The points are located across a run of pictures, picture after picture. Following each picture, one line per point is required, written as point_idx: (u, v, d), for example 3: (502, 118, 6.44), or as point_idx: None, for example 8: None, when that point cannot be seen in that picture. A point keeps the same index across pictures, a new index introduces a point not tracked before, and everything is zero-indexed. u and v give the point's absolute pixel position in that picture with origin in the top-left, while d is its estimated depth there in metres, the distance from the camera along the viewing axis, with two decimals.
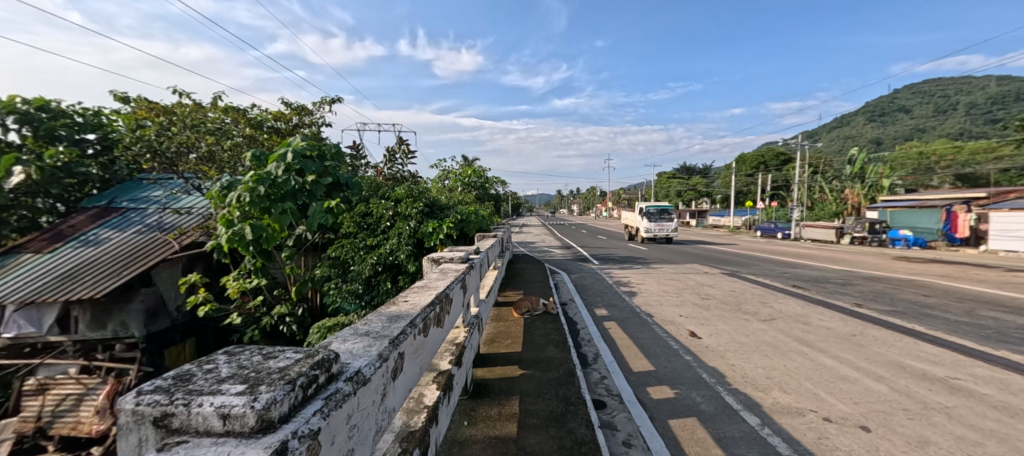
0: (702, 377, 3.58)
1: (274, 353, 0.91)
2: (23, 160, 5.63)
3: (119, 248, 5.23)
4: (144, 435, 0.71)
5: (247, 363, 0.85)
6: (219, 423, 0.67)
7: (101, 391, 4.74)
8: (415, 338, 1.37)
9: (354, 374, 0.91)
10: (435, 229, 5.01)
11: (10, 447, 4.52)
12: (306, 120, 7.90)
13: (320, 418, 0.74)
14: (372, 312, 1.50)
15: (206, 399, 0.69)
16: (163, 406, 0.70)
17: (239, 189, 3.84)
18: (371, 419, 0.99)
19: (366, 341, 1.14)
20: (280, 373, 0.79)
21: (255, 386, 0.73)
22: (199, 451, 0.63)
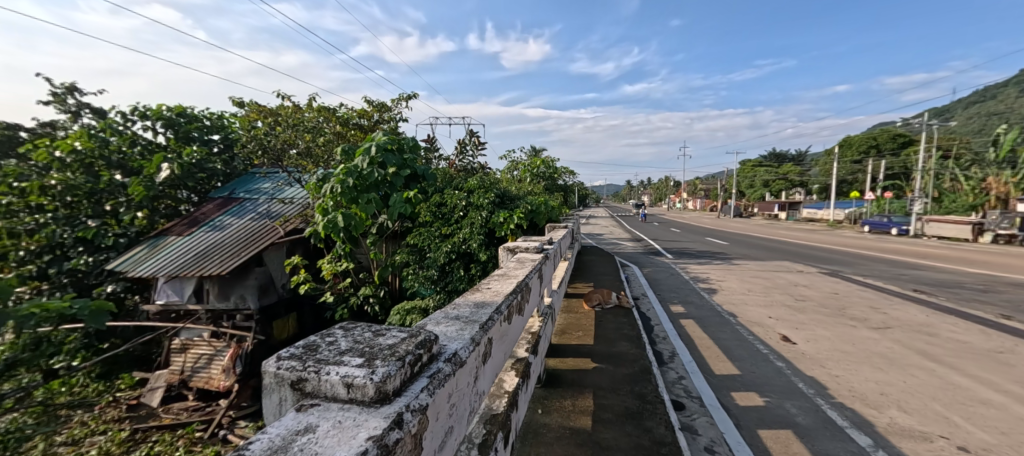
0: (798, 387, 3.27)
1: (382, 331, 0.99)
2: (169, 158, 6.67)
3: (238, 233, 6.02)
4: (282, 397, 0.81)
5: (361, 339, 0.94)
6: (344, 391, 0.74)
7: (226, 353, 5.53)
8: (500, 325, 1.41)
9: (453, 355, 0.96)
10: (505, 219, 5.02)
11: (161, 393, 5.47)
12: (386, 116, 8.35)
13: (428, 395, 0.79)
14: (459, 298, 1.57)
15: (332, 369, 0.77)
16: (298, 372, 0.79)
17: (332, 181, 4.27)
18: (465, 400, 1.04)
19: (458, 325, 1.20)
20: (390, 350, 0.85)
21: (371, 360, 0.80)
22: (329, 414, 0.71)
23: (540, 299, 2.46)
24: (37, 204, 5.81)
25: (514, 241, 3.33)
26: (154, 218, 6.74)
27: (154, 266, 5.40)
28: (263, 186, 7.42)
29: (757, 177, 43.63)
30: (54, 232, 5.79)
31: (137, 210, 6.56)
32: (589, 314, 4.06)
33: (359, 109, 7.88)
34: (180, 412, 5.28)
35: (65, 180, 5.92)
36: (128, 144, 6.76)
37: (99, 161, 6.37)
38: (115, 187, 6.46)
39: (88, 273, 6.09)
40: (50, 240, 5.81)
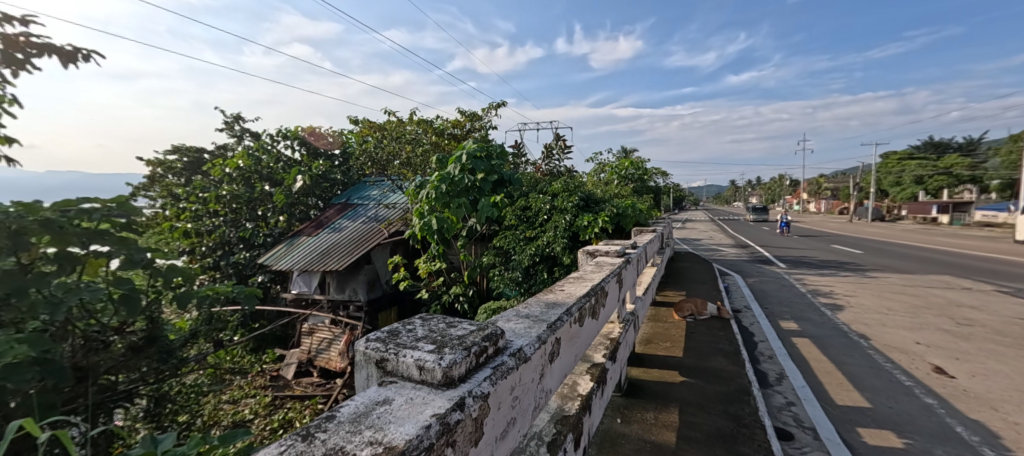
0: (956, 432, 2.71)
1: (454, 323, 1.05)
2: (303, 171, 7.72)
3: (352, 234, 6.75)
4: (369, 375, 0.90)
5: (436, 328, 1.01)
6: (417, 373, 0.81)
7: (342, 339, 6.26)
8: (571, 326, 1.41)
9: (518, 350, 0.98)
10: (590, 222, 4.91)
11: (294, 369, 6.35)
12: (477, 124, 8.74)
13: (490, 384, 0.82)
14: (533, 298, 1.60)
15: (407, 352, 0.84)
16: (381, 352, 0.87)
17: (428, 187, 4.60)
18: (530, 396, 1.06)
19: (527, 323, 1.23)
20: (459, 340, 0.91)
21: (442, 348, 0.85)
22: (403, 392, 0.77)
23: (619, 304, 2.39)
24: (214, 210, 7.13)
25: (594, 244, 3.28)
26: (290, 221, 7.77)
27: (288, 261, 6.28)
28: (372, 193, 8.20)
29: (895, 174, 37.10)
30: (224, 232, 7.13)
31: (280, 214, 7.60)
32: (681, 324, 3.82)
33: (452, 120, 8.36)
34: (307, 386, 6.09)
35: (232, 191, 7.16)
36: (274, 160, 7.85)
37: (255, 175, 7.55)
38: (265, 196, 7.61)
39: (244, 266, 7.20)
40: (222, 237, 7.17)
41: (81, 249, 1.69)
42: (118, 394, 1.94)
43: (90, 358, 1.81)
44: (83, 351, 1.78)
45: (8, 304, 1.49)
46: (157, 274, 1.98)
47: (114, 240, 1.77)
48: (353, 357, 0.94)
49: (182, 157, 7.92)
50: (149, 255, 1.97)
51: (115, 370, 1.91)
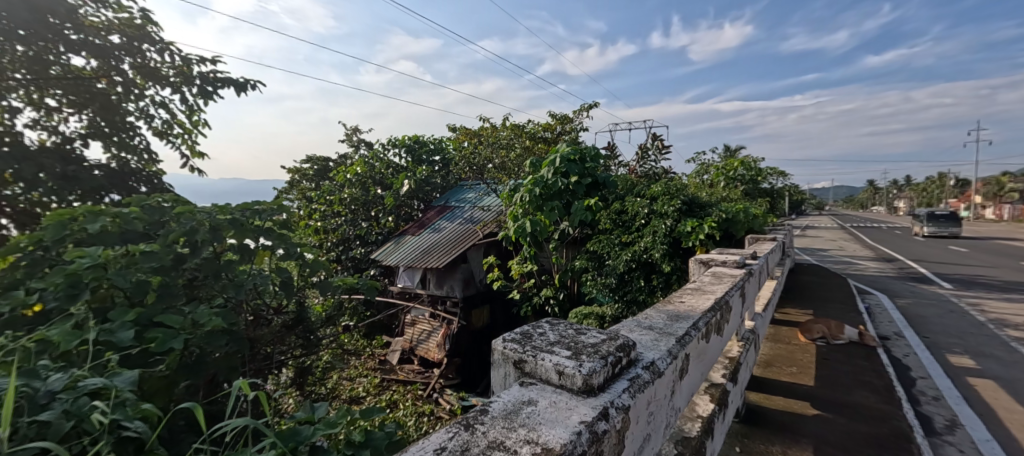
0: None
1: (583, 330, 1.07)
2: (409, 176, 8.45)
3: (450, 235, 7.17)
4: (506, 373, 0.96)
5: (566, 334, 1.03)
6: (556, 378, 0.84)
7: (439, 332, 6.67)
8: (698, 341, 1.33)
9: (652, 364, 0.96)
10: (693, 228, 4.53)
11: (398, 356, 6.99)
12: (568, 127, 8.70)
13: (630, 397, 0.82)
14: (651, 309, 1.55)
15: (545, 355, 0.88)
16: (518, 353, 0.92)
17: (522, 190, 4.72)
18: (663, 412, 1.02)
19: (653, 335, 1.19)
20: (593, 348, 0.92)
21: (578, 354, 0.87)
22: (545, 394, 0.81)
23: (742, 320, 2.18)
24: (337, 210, 8.12)
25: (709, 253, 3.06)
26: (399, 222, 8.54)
27: (397, 257, 6.90)
28: (468, 196, 8.61)
29: None
30: (344, 230, 8.07)
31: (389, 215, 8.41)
32: (811, 348, 3.35)
33: (544, 124, 8.44)
34: (409, 372, 6.76)
35: (352, 194, 8.09)
36: (385, 167, 8.68)
37: (370, 181, 8.42)
38: (377, 199, 8.44)
39: (361, 260, 8.16)
40: (343, 235, 8.13)
41: (255, 243, 2.12)
42: (274, 362, 2.32)
43: (256, 331, 2.19)
44: (252, 326, 2.18)
45: (207, 283, 1.90)
46: (305, 266, 2.36)
47: (275, 236, 2.20)
48: (492, 356, 1.00)
49: (313, 165, 9.18)
50: (299, 249, 2.35)
51: (271, 344, 2.29)
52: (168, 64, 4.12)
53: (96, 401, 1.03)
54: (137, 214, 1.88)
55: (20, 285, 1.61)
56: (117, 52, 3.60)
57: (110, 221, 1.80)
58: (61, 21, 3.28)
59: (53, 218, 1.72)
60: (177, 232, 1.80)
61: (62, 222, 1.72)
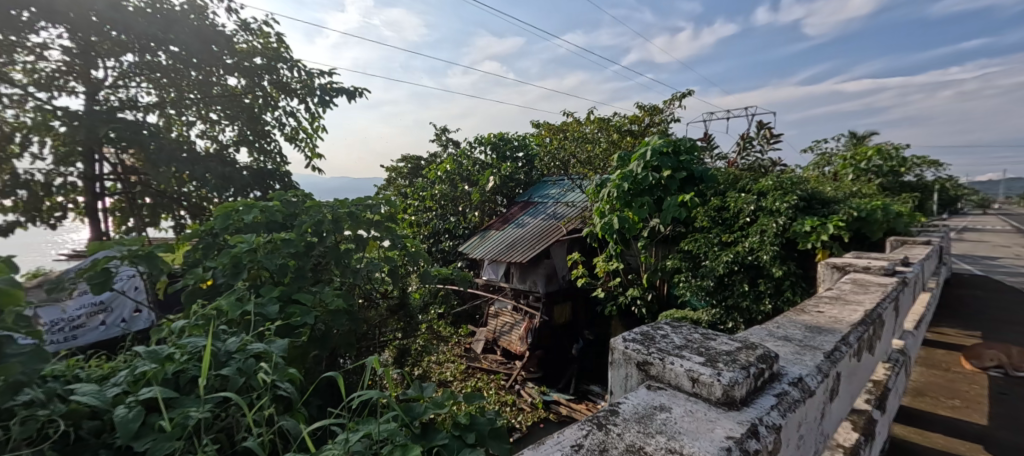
0: None
1: (710, 336, 1.05)
2: (495, 173, 8.64)
3: (534, 230, 7.19)
4: (627, 373, 0.97)
5: (693, 339, 1.02)
6: (690, 384, 0.84)
7: (521, 325, 6.75)
8: (849, 360, 1.21)
9: (799, 381, 0.91)
10: (814, 228, 3.97)
11: (482, 345, 7.28)
12: (657, 118, 7.88)
13: (779, 414, 0.78)
14: (784, 319, 1.46)
15: (676, 360, 0.88)
16: (644, 355, 0.93)
17: (609, 186, 4.58)
18: (812, 435, 0.95)
19: (795, 349, 1.13)
20: (730, 356, 0.90)
21: (714, 362, 0.86)
22: (679, 401, 0.81)
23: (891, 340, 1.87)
24: (428, 205, 8.63)
25: (843, 257, 2.74)
26: (484, 217, 8.81)
27: (483, 250, 7.07)
28: (551, 192, 8.58)
29: None
30: (434, 224, 8.55)
31: (475, 211, 8.72)
32: (980, 379, 2.73)
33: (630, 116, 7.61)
34: (492, 362, 7.04)
35: (442, 190, 8.53)
36: (472, 164, 9.00)
37: (458, 177, 8.79)
38: (464, 195, 8.79)
39: (449, 252, 8.57)
40: (433, 228, 8.55)
41: (367, 234, 2.37)
42: (380, 342, 2.53)
43: (367, 313, 2.45)
44: (363, 307, 2.46)
45: (328, 268, 2.18)
46: (407, 255, 2.58)
47: (383, 229, 2.43)
48: (611, 355, 1.01)
49: (407, 164, 9.86)
50: (403, 242, 2.56)
51: (379, 327, 2.53)
52: (296, 79, 4.80)
53: (258, 362, 1.27)
54: (278, 207, 2.20)
55: (200, 263, 2.04)
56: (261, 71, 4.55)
57: (259, 213, 2.12)
58: (221, 49, 4.27)
59: (221, 210, 2.10)
60: (308, 223, 2.09)
61: (226, 213, 2.08)
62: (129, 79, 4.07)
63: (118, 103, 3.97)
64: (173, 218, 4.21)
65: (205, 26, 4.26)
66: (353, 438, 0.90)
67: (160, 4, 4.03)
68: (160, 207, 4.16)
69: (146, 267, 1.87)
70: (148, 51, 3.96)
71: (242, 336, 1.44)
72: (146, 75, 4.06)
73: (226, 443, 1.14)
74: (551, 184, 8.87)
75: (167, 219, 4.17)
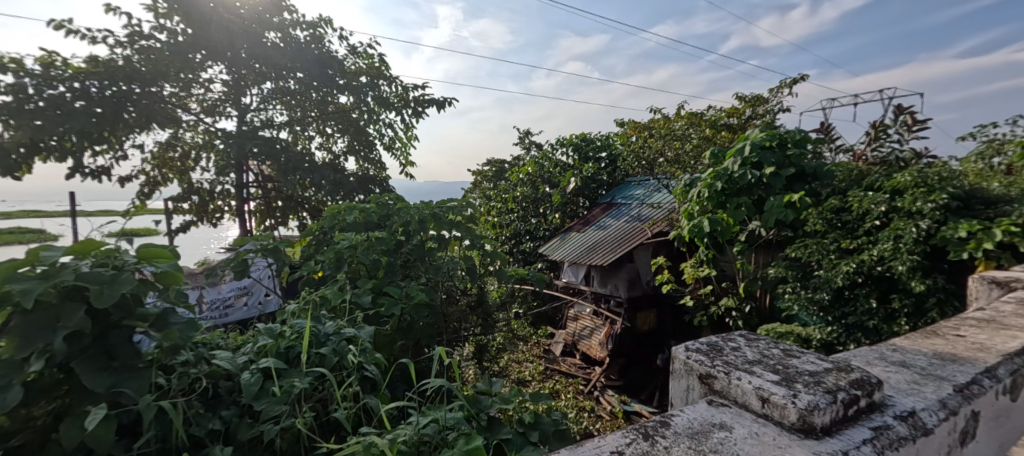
0: None
1: (793, 353, 0.97)
2: (576, 174, 8.51)
3: (617, 232, 6.90)
4: (689, 384, 0.96)
5: (770, 354, 0.96)
6: (758, 405, 0.80)
7: (602, 330, 6.47)
8: (998, 397, 1.00)
9: (907, 414, 0.80)
10: (971, 235, 3.11)
11: (561, 347, 7.10)
12: (761, 110, 7.04)
13: (873, 448, 0.71)
14: (907, 342, 1.24)
15: (743, 376, 0.84)
16: (707, 367, 0.91)
17: (700, 186, 4.19)
18: None
19: (914, 378, 0.98)
20: (813, 378, 0.83)
21: (790, 382, 0.81)
22: (744, 420, 0.78)
23: None
24: (511, 207, 8.84)
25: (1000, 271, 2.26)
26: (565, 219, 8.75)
27: (563, 253, 6.99)
28: (636, 193, 8.17)
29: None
30: (516, 225, 8.72)
31: (557, 212, 8.70)
32: None
33: (728, 109, 6.91)
34: (571, 365, 6.89)
35: (524, 192, 8.67)
36: (554, 165, 8.99)
37: (539, 179, 8.84)
38: (546, 197, 8.82)
39: (529, 253, 8.65)
40: (515, 230, 8.71)
41: (449, 235, 2.50)
42: (460, 336, 2.65)
43: (448, 308, 2.58)
44: (446, 302, 2.59)
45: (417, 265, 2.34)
46: (487, 255, 2.67)
47: (464, 229, 2.54)
48: (673, 365, 1.00)
49: (492, 167, 10.20)
50: (483, 242, 2.65)
51: (462, 321, 2.67)
52: (394, 93, 5.26)
53: (349, 345, 1.42)
54: (375, 209, 2.42)
55: (314, 257, 2.34)
56: (365, 88, 5.05)
57: (360, 214, 2.36)
58: (335, 72, 4.89)
59: (329, 211, 2.38)
60: (398, 223, 2.28)
61: (334, 214, 2.35)
62: (267, 102, 4.79)
63: (259, 123, 4.68)
64: (298, 219, 4.99)
65: (324, 54, 4.89)
66: (422, 422, 0.97)
67: (290, 38, 4.71)
68: (289, 209, 4.95)
69: (274, 259, 2.18)
70: (282, 79, 4.67)
71: (339, 321, 1.61)
72: (281, 99, 4.77)
73: (322, 413, 1.30)
74: (636, 184, 8.41)
75: (295, 220, 4.96)
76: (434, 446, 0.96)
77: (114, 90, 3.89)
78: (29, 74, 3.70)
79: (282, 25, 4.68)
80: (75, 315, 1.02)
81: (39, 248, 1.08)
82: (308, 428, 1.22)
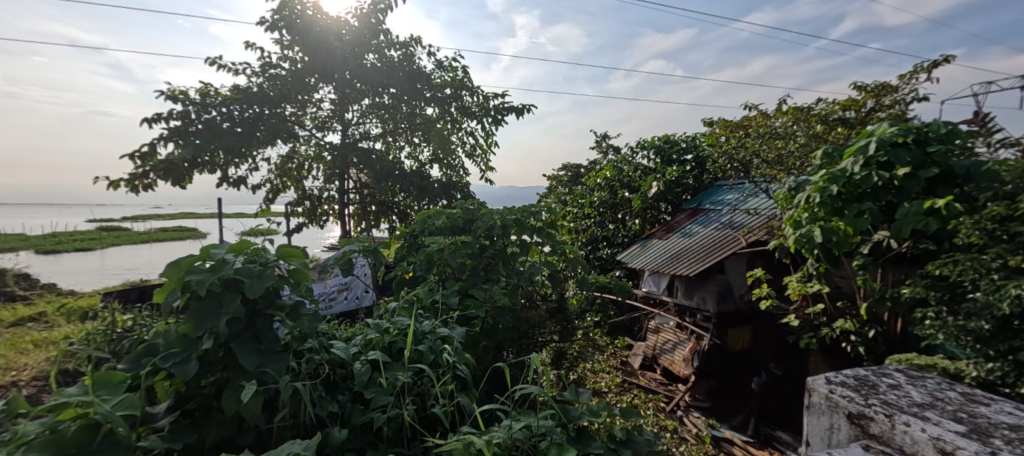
0: None
1: (957, 408, 1.15)
2: (658, 178, 8.07)
3: (706, 240, 5.97)
4: (835, 418, 1.23)
5: (934, 407, 1.15)
6: (928, 451, 1.00)
7: (686, 345, 5.78)
8: None
9: None
10: None
11: (640, 361, 6.55)
12: None
13: None
14: None
15: (907, 422, 1.06)
16: (860, 408, 1.17)
17: (808, 189, 3.10)
18: None
19: None
20: (989, 435, 1.00)
21: (962, 435, 1.00)
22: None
23: None
24: (587, 213, 8.64)
25: None
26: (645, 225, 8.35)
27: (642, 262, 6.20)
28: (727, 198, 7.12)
29: None
30: (592, 231, 8.49)
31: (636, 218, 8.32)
32: None
33: None
34: (650, 380, 6.33)
35: (601, 197, 8.44)
36: (633, 169, 8.61)
37: (617, 184, 8.53)
38: (625, 202, 8.46)
39: (607, 260, 8.36)
40: (592, 235, 8.48)
41: (531, 240, 2.51)
42: (538, 341, 2.64)
43: (527, 312, 2.59)
44: (526, 305, 2.60)
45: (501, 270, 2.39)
46: (567, 261, 2.64)
47: (543, 234, 2.54)
48: (821, 402, 1.27)
49: (567, 172, 10.08)
50: (564, 247, 2.63)
51: (543, 325, 2.66)
52: (475, 103, 5.49)
53: (443, 344, 1.53)
54: (461, 214, 2.52)
55: (406, 258, 2.50)
56: (449, 99, 5.33)
57: (447, 219, 2.48)
58: (424, 85, 5.22)
59: (421, 215, 2.53)
60: (482, 229, 2.37)
61: (424, 219, 2.49)
62: (365, 117, 5.27)
63: (358, 135, 5.16)
64: (388, 222, 5.36)
65: (413, 70, 5.25)
66: (515, 426, 0.98)
67: (385, 58, 5.14)
68: (380, 212, 5.34)
69: (373, 259, 2.37)
70: (378, 95, 5.10)
71: (434, 320, 1.73)
72: (377, 113, 5.22)
73: (420, 407, 1.38)
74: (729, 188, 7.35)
75: (385, 222, 5.35)
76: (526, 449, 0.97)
77: (249, 113, 4.58)
78: (192, 102, 4.51)
79: (378, 46, 5.13)
80: (234, 303, 1.23)
81: (210, 247, 1.36)
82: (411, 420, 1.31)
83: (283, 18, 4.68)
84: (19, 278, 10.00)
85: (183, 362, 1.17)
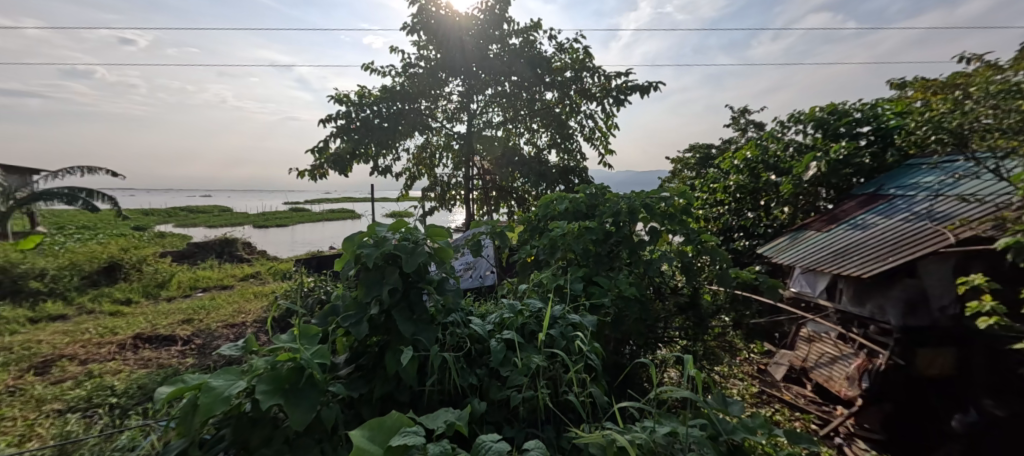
0: None
1: None
2: None
3: (882, 237, 3.66)
4: None
5: None
6: None
7: (852, 363, 3.82)
8: None
9: None
10: None
11: (782, 371, 4.64)
12: None
13: None
14: None
15: None
16: None
17: None
18: None
19: None
20: None
21: None
22: None
23: None
24: None
25: None
26: None
27: (780, 256, 4.36)
28: (923, 180, 4.27)
29: None
30: None
31: None
32: None
33: None
34: (798, 397, 4.36)
35: None
36: None
37: None
38: None
39: None
40: None
41: (661, 227, 2.26)
42: (664, 336, 2.44)
43: (657, 303, 2.41)
44: (655, 295, 2.44)
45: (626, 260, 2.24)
46: (703, 252, 2.34)
47: (676, 222, 2.27)
48: None
49: (696, 154, 9.07)
50: (698, 236, 2.32)
51: (671, 321, 2.44)
52: (597, 84, 5.28)
53: (574, 331, 1.57)
54: (584, 199, 2.42)
55: (528, 243, 2.51)
56: (569, 82, 5.22)
57: (569, 203, 2.41)
58: (544, 70, 5.19)
59: (546, 198, 2.50)
60: (607, 214, 2.22)
61: (547, 204, 2.47)
62: (488, 107, 5.43)
63: (483, 123, 5.38)
64: (507, 206, 5.51)
65: (534, 55, 5.23)
66: (658, 430, 0.97)
67: (509, 47, 5.23)
68: (502, 197, 5.52)
69: (499, 241, 2.43)
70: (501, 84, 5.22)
71: (563, 305, 1.75)
72: (499, 102, 5.32)
73: (553, 392, 1.44)
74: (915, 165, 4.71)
75: (505, 206, 5.52)
76: (671, 453, 0.95)
77: (394, 109, 5.12)
78: (352, 103, 5.24)
79: (502, 36, 5.24)
80: (392, 276, 1.45)
81: (375, 225, 1.61)
82: (545, 404, 1.38)
83: (421, 21, 5.10)
84: (246, 245, 13.09)
85: (357, 323, 1.42)
